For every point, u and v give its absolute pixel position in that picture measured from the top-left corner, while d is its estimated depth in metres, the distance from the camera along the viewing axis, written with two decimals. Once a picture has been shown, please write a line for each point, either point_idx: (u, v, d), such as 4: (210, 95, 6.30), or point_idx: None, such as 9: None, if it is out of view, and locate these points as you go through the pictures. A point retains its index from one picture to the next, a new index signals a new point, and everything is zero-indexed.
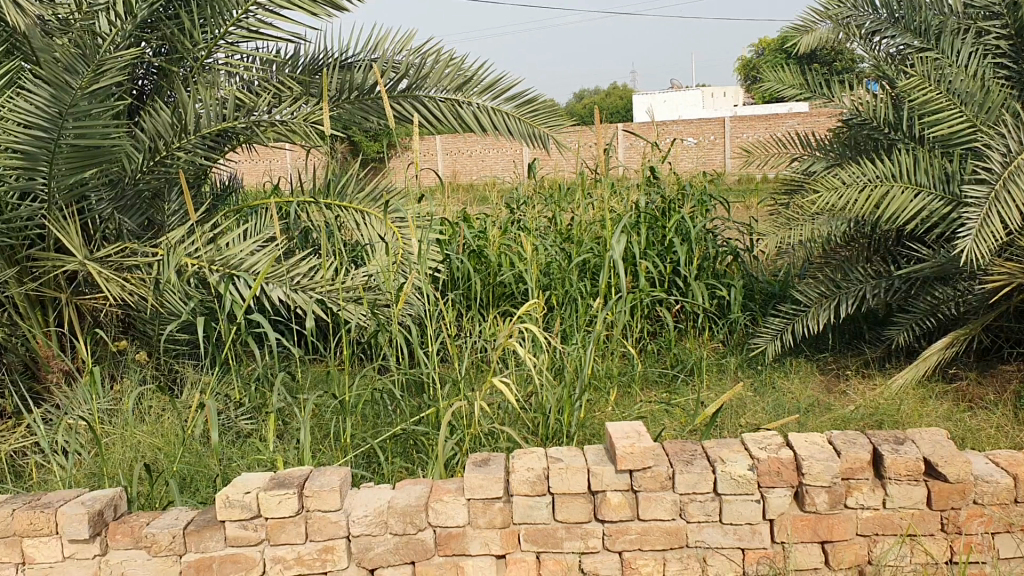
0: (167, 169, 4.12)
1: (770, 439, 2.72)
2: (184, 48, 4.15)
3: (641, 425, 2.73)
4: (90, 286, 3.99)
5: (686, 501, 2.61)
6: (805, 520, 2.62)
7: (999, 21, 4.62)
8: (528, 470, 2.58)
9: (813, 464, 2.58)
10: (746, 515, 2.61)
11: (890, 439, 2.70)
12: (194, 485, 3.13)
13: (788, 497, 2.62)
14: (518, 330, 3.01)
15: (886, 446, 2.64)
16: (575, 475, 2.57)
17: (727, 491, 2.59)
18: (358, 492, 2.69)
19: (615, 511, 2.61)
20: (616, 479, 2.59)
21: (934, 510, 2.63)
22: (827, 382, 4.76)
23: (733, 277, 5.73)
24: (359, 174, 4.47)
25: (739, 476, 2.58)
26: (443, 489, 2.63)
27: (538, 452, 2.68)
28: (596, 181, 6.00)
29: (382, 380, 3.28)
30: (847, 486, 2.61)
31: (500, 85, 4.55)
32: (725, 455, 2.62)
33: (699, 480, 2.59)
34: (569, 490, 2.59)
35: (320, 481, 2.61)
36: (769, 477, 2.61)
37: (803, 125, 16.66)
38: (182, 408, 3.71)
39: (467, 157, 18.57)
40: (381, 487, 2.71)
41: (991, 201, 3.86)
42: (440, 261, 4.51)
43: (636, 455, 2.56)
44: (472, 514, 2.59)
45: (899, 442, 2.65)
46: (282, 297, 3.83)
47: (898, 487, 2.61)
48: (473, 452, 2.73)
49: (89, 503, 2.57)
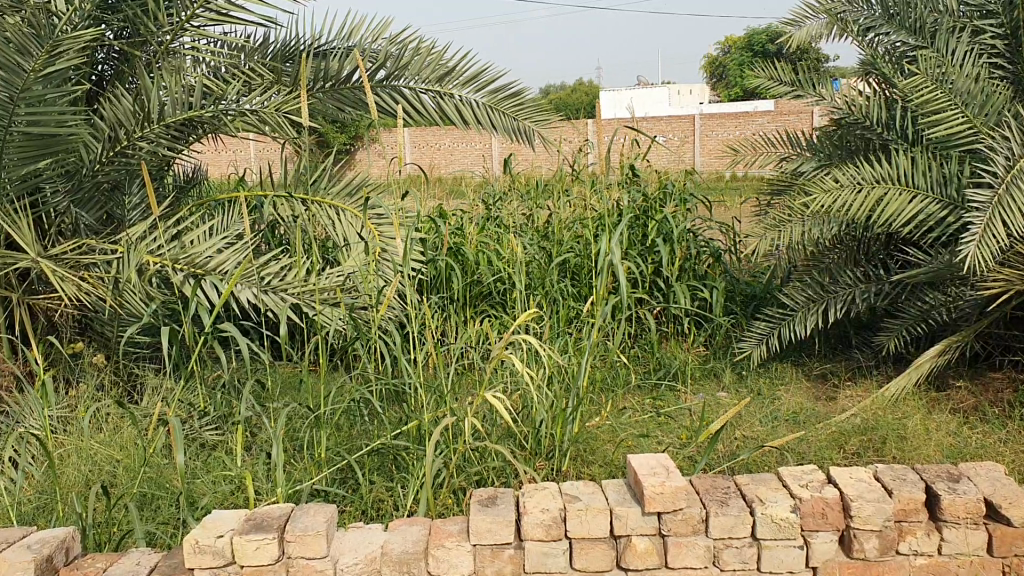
0: (127, 159, 3.81)
1: (810, 475, 2.58)
2: (147, 30, 3.88)
3: (667, 458, 2.55)
4: (42, 286, 3.69)
5: (721, 547, 2.44)
6: (851, 567, 2.48)
7: (994, 20, 4.47)
8: (542, 512, 2.39)
9: (863, 507, 2.43)
10: (786, 562, 2.45)
11: (944, 476, 2.57)
12: (154, 505, 2.89)
13: (834, 543, 2.47)
14: (511, 339, 2.79)
15: (941, 485, 2.51)
16: (597, 517, 2.40)
17: (766, 536, 2.44)
18: (346, 534, 2.47)
19: (641, 559, 2.43)
20: (642, 523, 2.42)
21: (995, 558, 2.49)
22: (815, 389, 4.60)
23: (715, 278, 5.50)
24: (332, 167, 4.24)
25: (781, 520, 2.43)
26: (444, 532, 2.43)
27: (551, 489, 2.49)
28: (575, 177, 5.79)
29: (359, 390, 3.04)
30: (900, 529, 2.48)
31: (484, 76, 4.34)
32: (765, 496, 2.47)
33: (737, 524, 2.42)
34: (589, 534, 2.41)
35: (303, 523, 2.38)
36: (813, 519, 2.46)
37: (773, 123, 16.61)
38: (141, 418, 3.46)
39: (436, 151, 18.36)
40: (371, 528, 2.49)
41: (995, 205, 3.69)
42: (420, 261, 4.29)
43: (666, 496, 2.39)
44: (479, 562, 2.40)
45: (957, 480, 2.53)
46: (251, 299, 3.58)
47: (956, 531, 2.48)
48: (479, 490, 2.51)
49: (36, 549, 2.33)
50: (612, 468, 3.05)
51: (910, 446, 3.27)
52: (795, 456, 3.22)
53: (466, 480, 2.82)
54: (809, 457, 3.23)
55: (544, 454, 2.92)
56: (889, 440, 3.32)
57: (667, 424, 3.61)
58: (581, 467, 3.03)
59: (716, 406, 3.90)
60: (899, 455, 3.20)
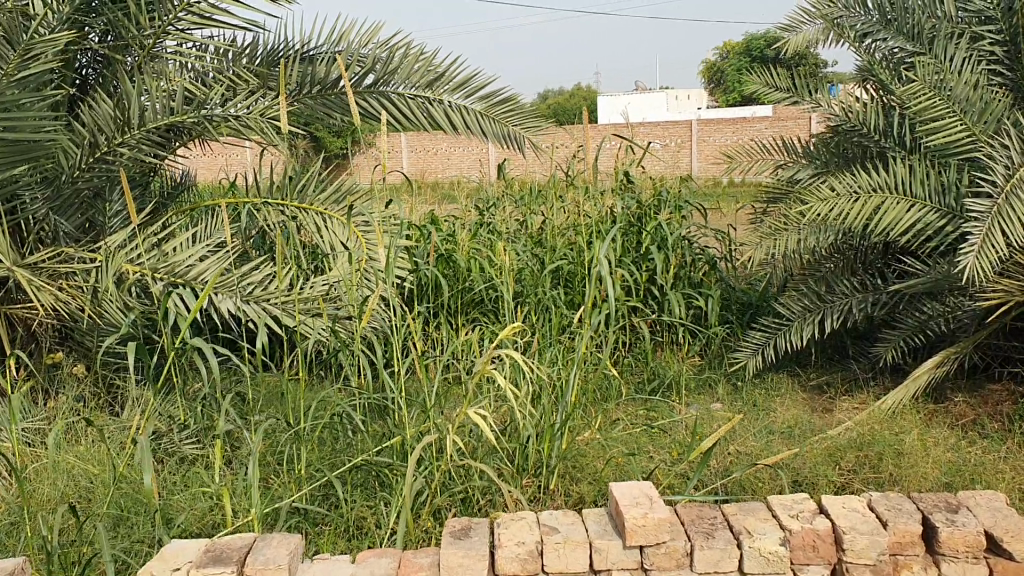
0: (108, 165, 3.73)
1: (801, 504, 2.55)
2: (128, 33, 3.80)
3: (651, 486, 2.50)
4: (19, 295, 3.61)
5: None
6: None
7: (993, 26, 4.39)
8: (518, 545, 2.35)
9: (856, 540, 2.40)
10: None
11: (942, 506, 2.53)
12: (128, 523, 2.81)
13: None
14: (495, 354, 2.72)
15: (939, 516, 2.48)
16: (575, 550, 2.36)
17: (753, 569, 2.39)
18: (312, 565, 2.39)
19: None
20: (623, 556, 2.38)
21: None
22: (810, 401, 4.52)
23: (710, 286, 5.41)
24: (320, 174, 4.16)
25: (769, 553, 2.38)
26: (415, 564, 2.36)
27: (529, 520, 2.46)
28: (569, 183, 5.71)
29: (341, 404, 2.96)
30: (894, 562, 2.44)
31: (473, 81, 4.27)
32: (751, 527, 2.43)
33: (722, 557, 2.37)
34: (567, 568, 2.36)
35: (266, 556, 2.31)
36: (802, 551, 2.44)
37: (770, 129, 16.54)
38: (118, 431, 3.37)
39: (433, 154, 18.29)
40: (338, 561, 2.38)
41: (994, 215, 3.62)
42: (406, 269, 4.20)
43: (648, 529, 2.35)
44: None
45: (956, 511, 2.50)
46: (232, 309, 3.52)
47: (954, 564, 2.43)
48: (452, 522, 2.47)
49: None
50: (601, 485, 2.97)
51: (906, 462, 3.19)
52: (789, 473, 3.15)
53: (449, 499, 2.74)
54: (803, 474, 3.15)
55: (530, 471, 2.84)
56: (885, 455, 3.24)
57: (659, 438, 3.53)
58: (569, 485, 2.94)
59: (709, 418, 3.82)
60: (894, 470, 3.11)
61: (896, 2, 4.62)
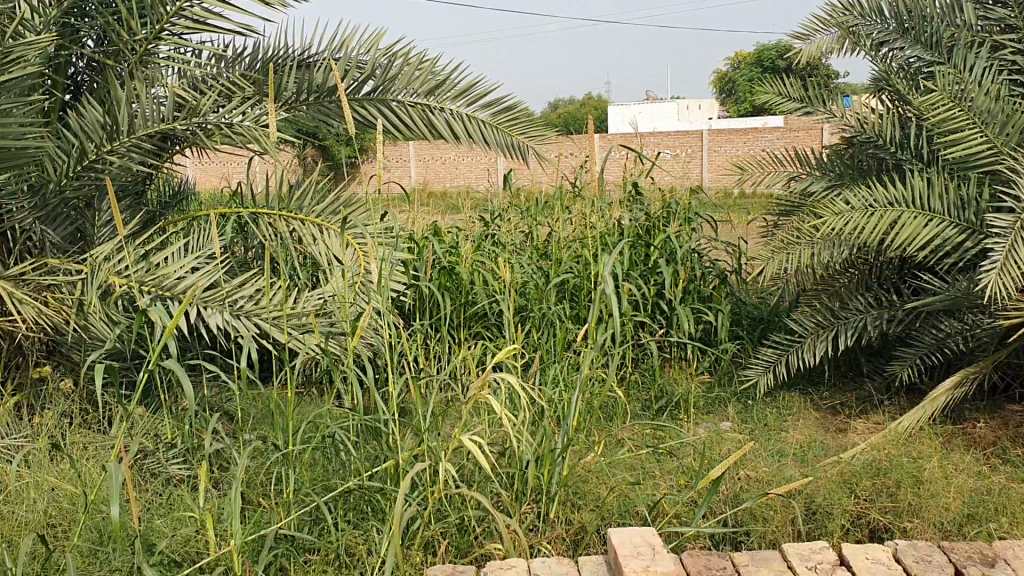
0: (96, 174, 3.66)
1: (819, 555, 2.46)
2: (119, 38, 3.70)
3: (651, 531, 2.42)
4: (3, 307, 3.49)
5: None
6: None
7: (1015, 35, 4.24)
8: None
9: None
10: None
11: (977, 558, 2.43)
12: (106, 549, 2.67)
13: None
14: (489, 377, 2.53)
15: (973, 568, 2.38)
16: None
17: None
18: None
19: None
20: None
21: None
22: (823, 421, 4.36)
23: (720, 301, 5.25)
24: (318, 183, 4.03)
25: None
26: None
27: (520, 567, 2.40)
28: (575, 194, 5.56)
29: (331, 425, 2.80)
30: None
31: (476, 89, 4.14)
32: None
33: None
34: None
35: None
36: None
37: (781, 141, 16.42)
38: (103, 450, 3.24)
39: (441, 164, 18.22)
40: None
41: (1017, 232, 3.49)
42: (406, 284, 4.06)
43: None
44: None
45: (990, 564, 2.39)
46: (221, 323, 3.46)
47: None
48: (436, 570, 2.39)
49: None
50: (604, 515, 2.83)
51: (926, 490, 3.03)
52: (803, 502, 3.00)
53: (443, 528, 2.59)
54: (817, 504, 3.00)
55: (528, 499, 2.70)
56: (904, 484, 3.07)
57: (666, 462, 3.38)
58: (569, 513, 2.79)
59: (720, 440, 3.66)
60: (913, 500, 2.95)
61: (913, 11, 4.48)
